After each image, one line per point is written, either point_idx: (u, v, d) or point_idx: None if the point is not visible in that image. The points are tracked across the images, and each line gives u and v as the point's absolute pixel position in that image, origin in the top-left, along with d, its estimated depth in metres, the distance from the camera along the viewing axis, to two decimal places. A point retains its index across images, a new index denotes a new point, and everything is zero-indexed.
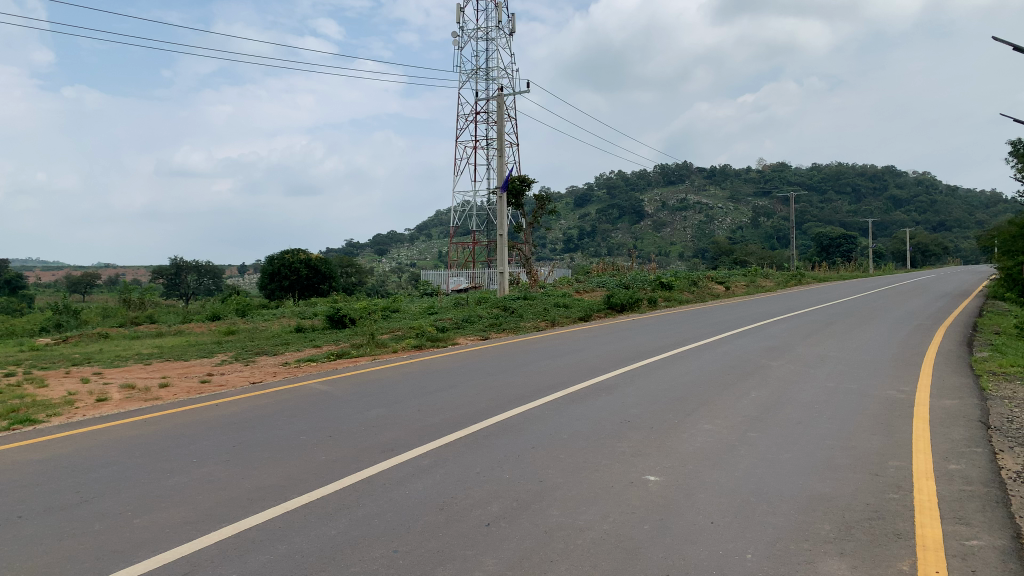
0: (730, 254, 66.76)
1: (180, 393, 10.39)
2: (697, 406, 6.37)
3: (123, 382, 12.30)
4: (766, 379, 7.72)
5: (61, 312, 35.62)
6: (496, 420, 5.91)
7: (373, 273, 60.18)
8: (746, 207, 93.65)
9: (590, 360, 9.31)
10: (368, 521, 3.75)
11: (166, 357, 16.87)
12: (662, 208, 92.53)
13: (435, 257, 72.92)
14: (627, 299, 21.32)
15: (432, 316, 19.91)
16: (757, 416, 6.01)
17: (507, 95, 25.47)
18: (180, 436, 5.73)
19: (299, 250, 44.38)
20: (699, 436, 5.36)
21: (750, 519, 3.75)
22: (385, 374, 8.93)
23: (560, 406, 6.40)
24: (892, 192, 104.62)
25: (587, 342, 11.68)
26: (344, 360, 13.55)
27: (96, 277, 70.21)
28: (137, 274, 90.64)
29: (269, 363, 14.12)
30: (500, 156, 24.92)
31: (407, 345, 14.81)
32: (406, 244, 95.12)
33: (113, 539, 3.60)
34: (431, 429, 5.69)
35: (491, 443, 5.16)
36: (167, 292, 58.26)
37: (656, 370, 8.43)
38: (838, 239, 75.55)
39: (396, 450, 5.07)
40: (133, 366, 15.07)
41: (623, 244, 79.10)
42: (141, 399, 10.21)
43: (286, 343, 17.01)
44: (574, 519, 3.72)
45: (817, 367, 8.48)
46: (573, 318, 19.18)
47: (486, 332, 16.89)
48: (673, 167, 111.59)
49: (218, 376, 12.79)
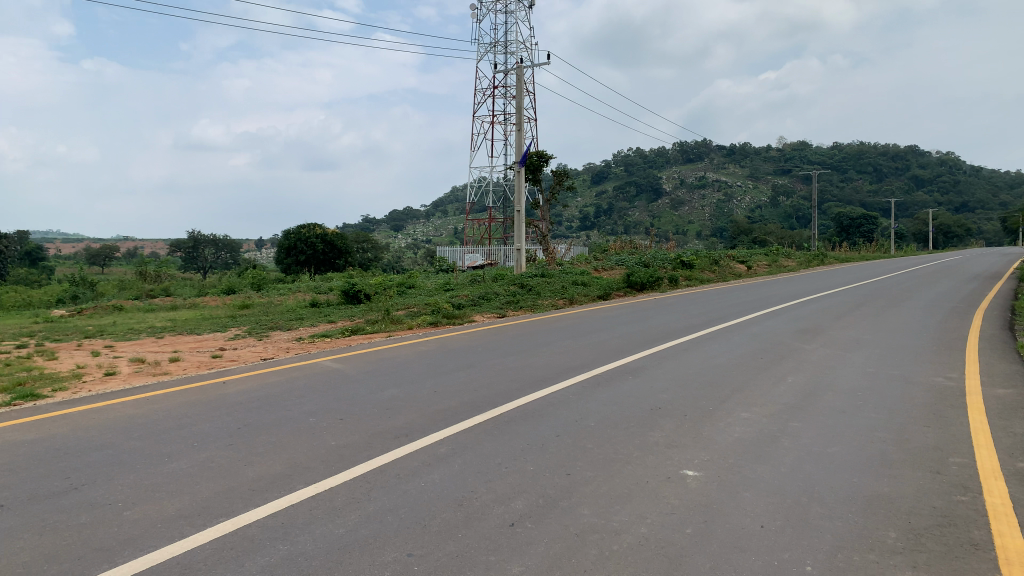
0: (749, 234, 65.96)
1: (190, 369, 10.10)
2: (731, 392, 5.97)
3: (134, 357, 12.06)
4: (802, 363, 7.32)
5: (78, 284, 35.66)
6: (518, 404, 5.54)
7: (389, 248, 59.93)
8: (765, 186, 92.48)
9: (613, 340, 8.92)
10: (380, 518, 3.39)
11: (179, 330, 16.65)
12: (681, 186, 91.45)
13: (452, 233, 72.42)
14: (647, 278, 20.85)
15: (448, 292, 19.53)
16: (797, 404, 5.60)
17: (526, 68, 25.01)
18: (181, 417, 5.39)
19: (316, 224, 44.11)
20: (737, 425, 4.96)
21: (803, 524, 3.36)
22: (399, 352, 8.58)
23: (585, 390, 6.02)
24: (915, 171, 102.90)
25: (609, 321, 11.28)
26: (358, 336, 13.23)
27: (114, 249, 70.22)
28: (154, 246, 90.84)
29: (282, 339, 13.82)
30: (518, 130, 24.43)
31: (423, 321, 14.49)
32: (422, 220, 94.79)
33: (99, 535, 3.25)
34: (448, 412, 5.32)
35: (513, 430, 4.80)
36: (185, 265, 58.35)
37: (684, 352, 8.03)
38: (859, 219, 74.57)
39: (411, 436, 4.71)
40: (145, 340, 14.84)
41: (640, 222, 78.32)
42: (149, 374, 9.95)
43: (301, 318, 16.75)
44: (607, 521, 3.34)
45: (854, 350, 8.05)
46: (592, 296, 18.74)
47: (503, 309, 16.51)
48: (692, 144, 110.33)
49: (230, 350, 12.52)
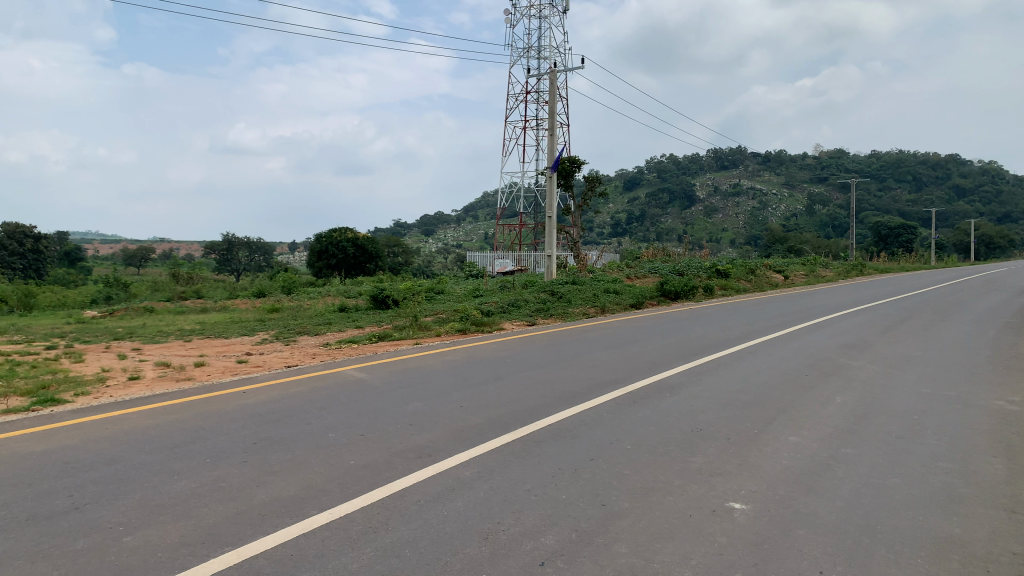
0: (784, 242, 64.98)
1: (215, 374, 9.94)
2: (776, 414, 5.60)
3: (159, 360, 11.95)
4: (850, 381, 6.91)
5: (112, 285, 36.03)
6: (549, 421, 5.23)
7: (420, 253, 59.90)
8: (800, 194, 91.17)
9: (649, 352, 8.57)
10: (398, 551, 3.11)
11: (207, 334, 16.58)
12: (715, 193, 90.49)
13: (483, 239, 72.31)
14: (681, 287, 20.42)
15: (477, 299, 19.26)
16: (849, 428, 5.22)
17: (559, 73, 24.73)
18: (196, 429, 5.17)
19: (347, 228, 44.20)
20: (785, 451, 4.61)
21: (868, 571, 3.00)
22: (426, 361, 8.32)
23: (620, 408, 5.69)
24: (955, 181, 100.80)
25: (644, 332, 10.93)
26: (386, 343, 13.03)
27: (151, 251, 71.18)
28: (190, 248, 92.03)
29: (310, 344, 13.66)
30: (551, 136, 24.16)
31: (451, 328, 14.26)
32: (453, 225, 94.86)
33: (93, 564, 3.00)
34: (476, 430, 5.03)
35: (543, 452, 4.49)
36: (220, 267, 58.89)
37: (723, 367, 7.66)
38: (897, 228, 73.15)
39: (435, 456, 4.41)
40: (171, 343, 14.77)
41: (673, 229, 77.60)
42: (173, 379, 9.80)
43: (328, 323, 16.59)
44: (647, 561, 3.03)
45: (905, 369, 7.61)
46: (625, 305, 18.37)
47: (533, 317, 16.21)
48: (726, 151, 109.16)
49: (256, 356, 12.37)
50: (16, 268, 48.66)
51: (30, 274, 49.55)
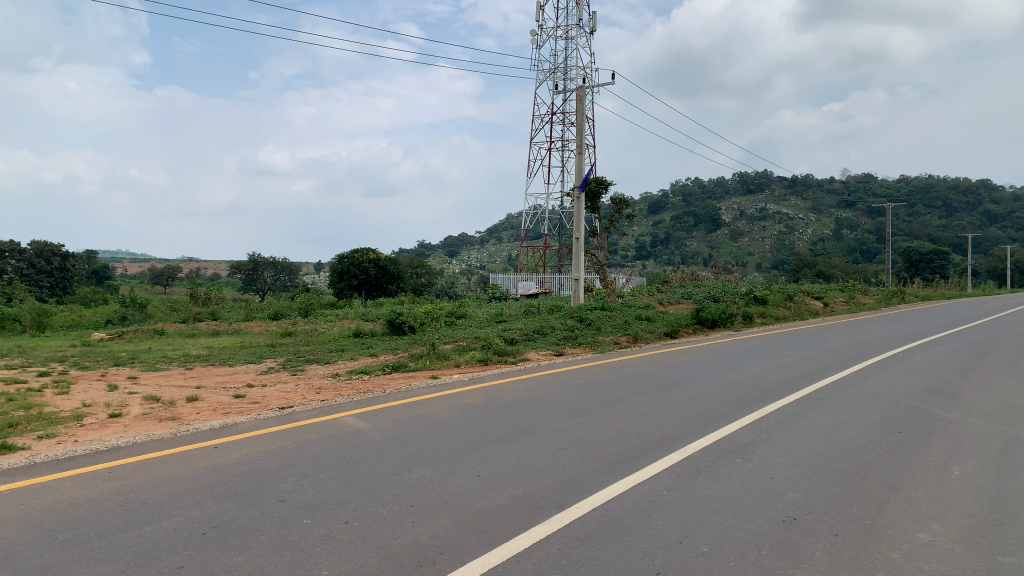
0: (813, 267, 63.33)
1: (204, 413, 8.79)
2: (887, 493, 4.33)
3: (149, 393, 10.76)
4: (959, 443, 5.61)
5: (128, 305, 35.24)
6: (594, 505, 4.01)
7: (443, 274, 58.95)
8: (828, 219, 89.28)
9: (703, 398, 7.29)
10: None
11: (212, 361, 15.52)
12: (741, 217, 88.91)
13: (506, 260, 71.31)
14: (718, 314, 19.08)
15: (499, 325, 18.03)
16: (990, 518, 3.95)
17: (588, 89, 23.71)
18: (137, 509, 3.98)
19: (369, 249, 43.31)
20: (923, 562, 3.35)
21: None
22: (441, 403, 7.13)
23: (685, 483, 4.45)
24: (988, 206, 98.36)
25: (689, 369, 9.65)
26: (400, 375, 11.84)
27: (177, 270, 70.85)
28: (215, 268, 91.75)
29: (317, 375, 12.51)
30: (578, 155, 23.07)
31: (472, 358, 13.06)
32: (477, 246, 94.10)
33: None
34: (499, 516, 3.82)
35: (590, 558, 3.27)
36: (245, 286, 58.31)
37: (798, 421, 6.37)
38: (929, 254, 71.10)
39: (442, 564, 3.21)
40: (171, 372, 13.64)
41: (698, 253, 76.11)
42: (157, 417, 8.67)
43: (340, 351, 15.42)
44: None
45: (1018, 425, 6.27)
46: (659, 334, 17.04)
47: (560, 346, 14.93)
48: (752, 175, 107.64)
49: (257, 389, 11.22)
50: (43, 285, 48.30)
51: (56, 292, 49.19)
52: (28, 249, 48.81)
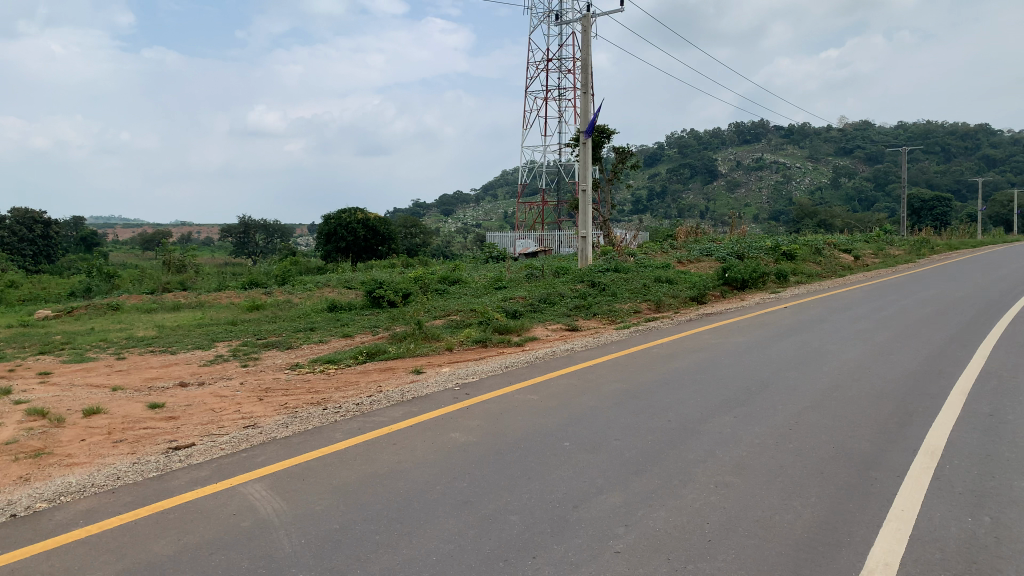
0: (814, 216, 60.65)
1: (88, 443, 6.14)
2: None
3: (40, 404, 8.11)
4: None
5: (95, 275, 32.35)
6: None
7: (437, 233, 56.14)
8: (826, 168, 86.24)
9: (822, 425, 4.74)
10: None
11: (155, 346, 12.90)
12: (738, 167, 85.98)
13: (501, 218, 68.48)
14: (750, 273, 16.51)
15: (499, 293, 15.39)
16: None
17: (593, 19, 20.76)
18: None
19: (357, 209, 40.47)
20: None
21: None
22: (418, 442, 4.56)
23: None
24: (988, 149, 95.19)
25: (766, 359, 7.06)
26: (376, 367, 9.25)
27: (165, 233, 67.72)
28: (204, 232, 88.58)
29: (273, 367, 9.91)
30: (583, 95, 20.21)
31: (466, 339, 10.50)
32: (472, 204, 90.82)
33: None
34: None
35: None
36: (235, 251, 55.29)
37: (1012, 473, 3.81)
38: (931, 201, 68.52)
39: None
40: (94, 366, 10.96)
41: (696, 205, 73.30)
42: (16, 451, 6.03)
43: (309, 331, 12.82)
44: None
45: None
46: (684, 298, 14.43)
47: (573, 319, 12.37)
48: (749, 124, 104.16)
49: (186, 391, 8.59)
50: (26, 254, 45.29)
51: (40, 261, 46.25)
52: (7, 217, 45.71)
